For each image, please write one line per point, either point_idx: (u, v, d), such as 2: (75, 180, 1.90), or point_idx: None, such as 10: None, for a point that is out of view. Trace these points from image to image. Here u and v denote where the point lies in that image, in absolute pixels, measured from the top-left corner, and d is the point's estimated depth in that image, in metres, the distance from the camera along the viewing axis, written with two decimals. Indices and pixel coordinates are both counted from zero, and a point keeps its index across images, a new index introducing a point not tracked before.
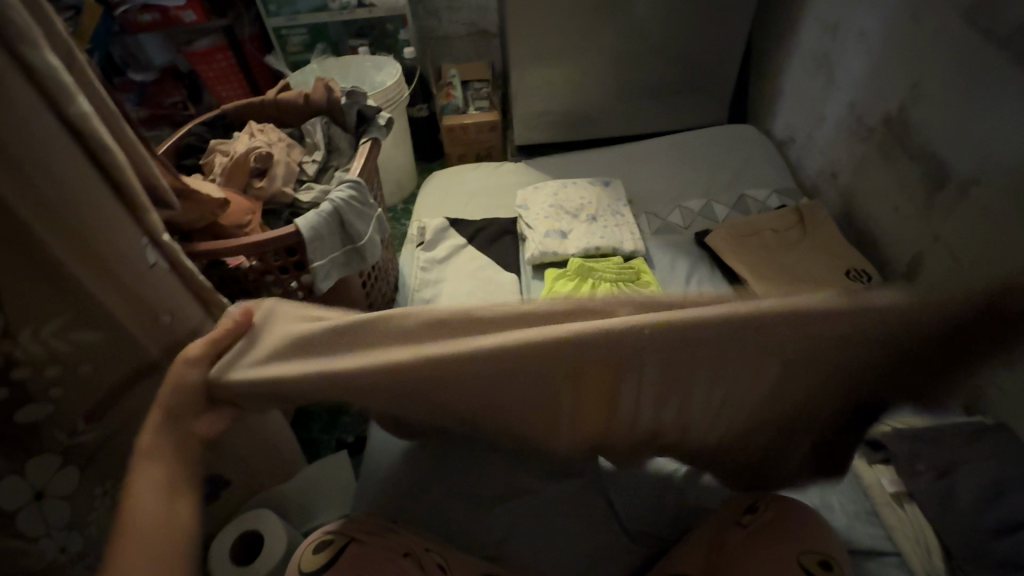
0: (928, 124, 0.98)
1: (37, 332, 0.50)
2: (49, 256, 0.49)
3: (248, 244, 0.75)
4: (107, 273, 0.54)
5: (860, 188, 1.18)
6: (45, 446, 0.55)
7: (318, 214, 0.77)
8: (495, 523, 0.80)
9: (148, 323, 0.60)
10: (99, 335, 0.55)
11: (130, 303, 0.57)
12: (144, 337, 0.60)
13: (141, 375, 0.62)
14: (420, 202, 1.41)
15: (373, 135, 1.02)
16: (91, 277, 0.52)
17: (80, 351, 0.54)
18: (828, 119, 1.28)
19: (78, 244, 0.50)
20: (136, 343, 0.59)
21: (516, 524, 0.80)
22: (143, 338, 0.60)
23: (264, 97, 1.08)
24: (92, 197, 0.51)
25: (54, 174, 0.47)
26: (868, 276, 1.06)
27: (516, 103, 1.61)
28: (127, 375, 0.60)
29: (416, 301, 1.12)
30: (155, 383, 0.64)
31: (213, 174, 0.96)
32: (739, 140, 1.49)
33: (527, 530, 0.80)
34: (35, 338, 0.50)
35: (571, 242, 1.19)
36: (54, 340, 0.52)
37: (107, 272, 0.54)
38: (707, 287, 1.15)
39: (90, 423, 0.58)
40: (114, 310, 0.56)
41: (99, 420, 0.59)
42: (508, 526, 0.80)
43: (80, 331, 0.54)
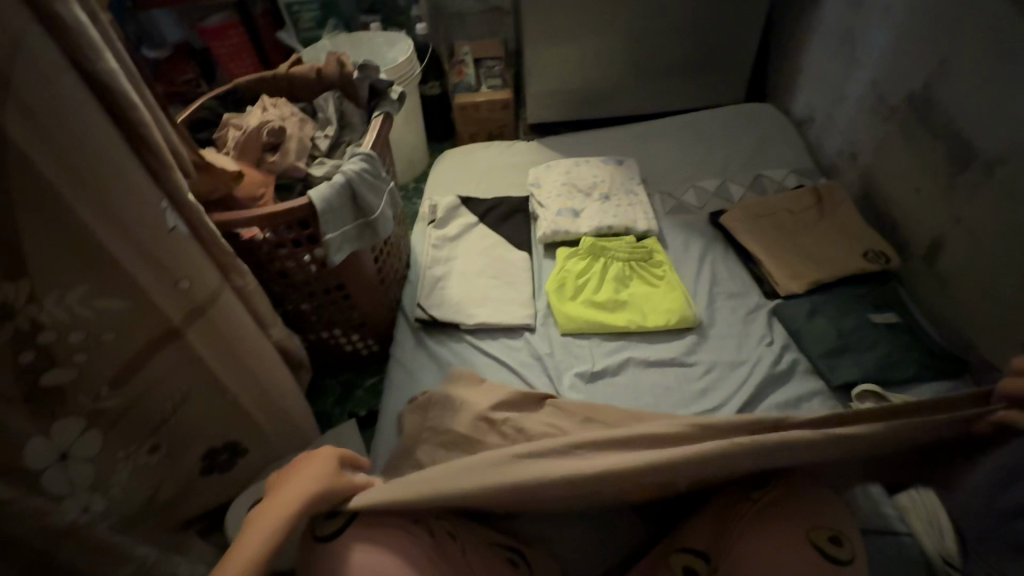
0: (954, 101, 0.95)
1: (62, 298, 0.50)
2: (73, 221, 0.49)
3: (263, 215, 0.76)
4: (127, 234, 0.54)
5: (880, 168, 1.15)
6: (69, 409, 0.55)
7: (330, 186, 0.77)
8: None
9: (167, 288, 0.60)
10: (124, 303, 0.56)
11: (154, 269, 0.57)
12: (168, 303, 0.60)
13: (166, 343, 0.62)
14: (431, 180, 1.41)
15: (385, 109, 1.01)
16: (114, 241, 0.53)
17: (104, 317, 0.55)
18: (849, 97, 1.24)
19: (100, 206, 0.51)
20: (157, 309, 0.59)
21: None
22: (168, 305, 0.60)
23: (276, 71, 1.08)
24: (118, 162, 0.52)
25: (76, 131, 0.47)
26: (886, 258, 1.04)
27: (529, 81, 1.59)
28: (150, 342, 0.60)
29: (427, 278, 1.12)
30: (177, 351, 0.64)
31: (227, 148, 0.96)
32: (756, 120, 1.45)
33: None
34: (60, 303, 0.50)
35: (583, 221, 1.18)
36: (78, 306, 0.52)
37: (135, 236, 0.54)
38: (721, 268, 1.14)
39: (114, 389, 0.59)
40: (138, 276, 0.56)
41: (123, 386, 0.60)
42: None
43: (103, 298, 0.54)
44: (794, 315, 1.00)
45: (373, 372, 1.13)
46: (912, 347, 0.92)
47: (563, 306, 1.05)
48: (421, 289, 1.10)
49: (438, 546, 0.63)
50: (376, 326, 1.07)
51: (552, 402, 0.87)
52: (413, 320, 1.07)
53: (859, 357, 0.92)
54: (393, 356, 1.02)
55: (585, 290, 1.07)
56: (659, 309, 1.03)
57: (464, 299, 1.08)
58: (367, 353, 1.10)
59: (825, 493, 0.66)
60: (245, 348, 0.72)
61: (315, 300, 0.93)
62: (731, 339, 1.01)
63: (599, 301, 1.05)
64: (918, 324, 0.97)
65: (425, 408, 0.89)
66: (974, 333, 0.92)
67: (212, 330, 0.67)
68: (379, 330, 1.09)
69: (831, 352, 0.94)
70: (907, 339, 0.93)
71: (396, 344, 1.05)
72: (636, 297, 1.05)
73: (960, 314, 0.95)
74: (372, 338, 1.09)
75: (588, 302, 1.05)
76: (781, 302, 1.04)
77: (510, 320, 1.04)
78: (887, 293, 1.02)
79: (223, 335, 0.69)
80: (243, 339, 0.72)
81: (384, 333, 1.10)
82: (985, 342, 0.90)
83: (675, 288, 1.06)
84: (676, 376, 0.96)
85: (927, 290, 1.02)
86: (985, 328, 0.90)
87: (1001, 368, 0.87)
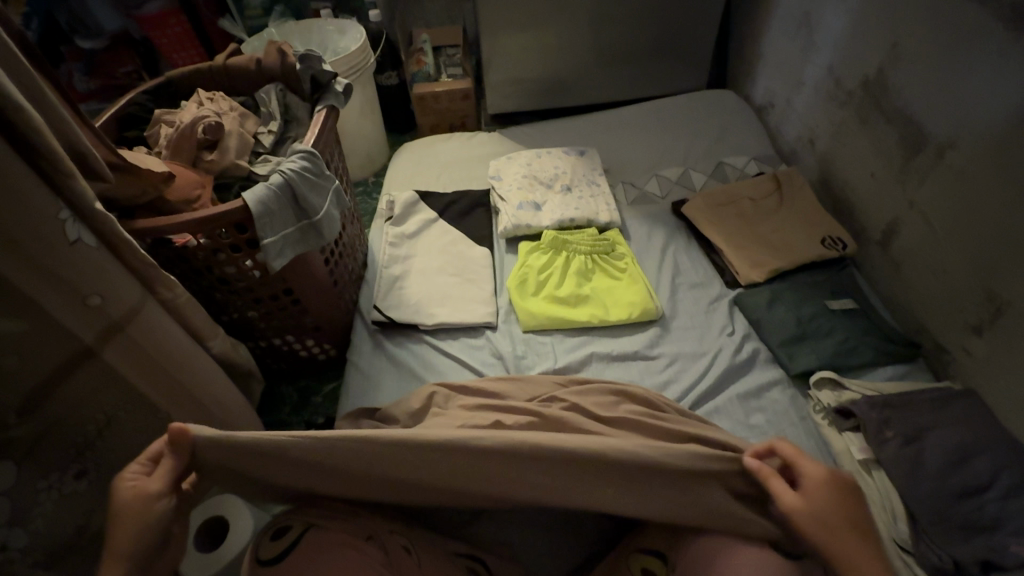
0: (906, 85, 0.95)
1: None
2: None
3: (192, 220, 0.71)
4: (15, 249, 0.49)
5: (837, 154, 1.15)
6: None
7: (266, 187, 0.73)
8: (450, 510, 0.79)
9: (75, 306, 0.55)
10: (18, 324, 0.52)
11: (54, 287, 0.53)
12: (75, 320, 0.55)
13: (76, 360, 0.58)
14: (390, 175, 1.36)
15: (330, 102, 0.96)
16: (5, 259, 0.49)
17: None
18: (808, 82, 1.24)
19: None
20: (65, 329, 0.55)
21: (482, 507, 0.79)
22: (74, 322, 0.56)
23: (213, 62, 1.01)
24: (2, 170, 0.46)
25: None
26: (843, 244, 1.05)
27: (488, 69, 1.54)
28: (60, 363, 0.57)
29: (384, 278, 1.08)
30: (96, 369, 0.60)
31: (159, 146, 0.90)
32: (718, 107, 1.44)
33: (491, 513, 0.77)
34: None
35: (545, 214, 1.16)
36: None
37: (18, 250, 0.49)
38: (684, 258, 1.13)
39: (22, 416, 0.56)
40: (36, 296, 0.52)
41: (33, 413, 0.57)
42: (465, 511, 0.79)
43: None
44: (756, 305, 1.00)
45: (331, 378, 1.09)
46: (868, 333, 0.93)
47: (524, 302, 1.03)
48: (378, 289, 1.05)
49: (391, 562, 0.60)
50: (332, 331, 1.03)
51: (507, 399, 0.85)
52: (370, 322, 1.03)
53: (817, 344, 0.93)
54: (349, 360, 0.99)
55: (547, 285, 1.05)
56: (622, 303, 1.01)
57: (423, 299, 1.04)
58: (324, 359, 1.06)
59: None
60: (179, 366, 0.67)
61: (262, 306, 0.89)
62: (693, 329, 1.00)
63: (561, 296, 1.03)
64: (875, 310, 0.98)
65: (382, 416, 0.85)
66: (930, 319, 0.93)
67: (137, 348, 0.62)
68: (335, 333, 1.04)
69: (789, 340, 0.94)
70: (864, 325, 0.94)
71: (353, 349, 1.01)
72: (599, 291, 1.04)
73: (915, 300, 0.96)
74: (328, 342, 1.04)
75: (550, 298, 1.03)
76: (743, 291, 1.04)
77: (471, 318, 1.01)
78: (845, 280, 1.02)
79: (150, 355, 0.63)
80: (177, 359, 0.66)
81: (341, 337, 1.06)
82: (938, 325, 0.92)
83: (637, 279, 1.05)
84: (639, 369, 0.95)
85: (883, 275, 1.03)
86: (938, 312, 0.91)
87: (953, 351, 0.89)
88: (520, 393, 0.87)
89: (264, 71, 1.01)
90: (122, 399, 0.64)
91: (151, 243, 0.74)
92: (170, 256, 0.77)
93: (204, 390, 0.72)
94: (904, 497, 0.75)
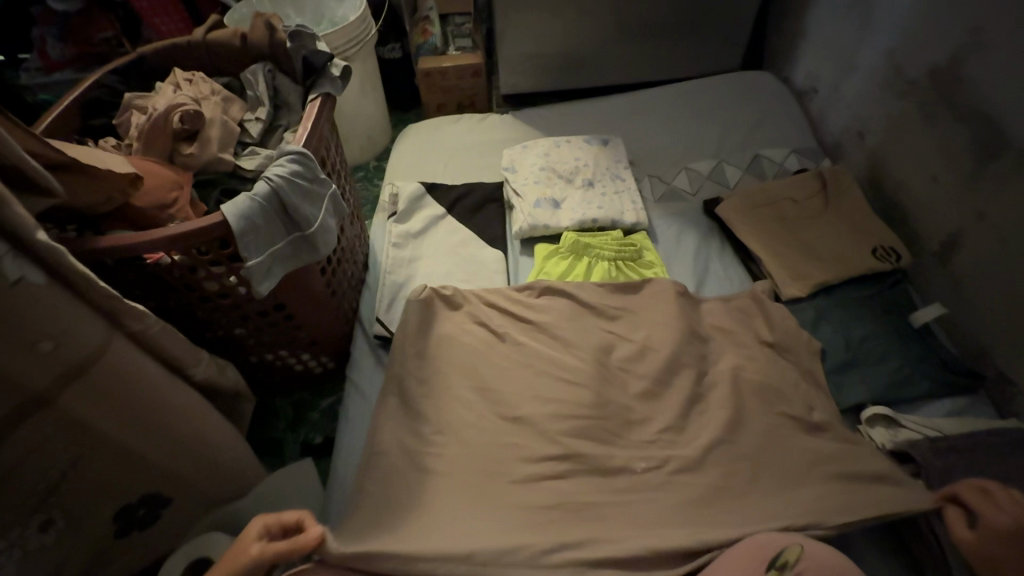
0: (986, 80, 0.86)
1: None
2: None
3: (166, 238, 0.61)
4: None
5: (890, 153, 1.06)
6: None
7: (249, 198, 0.61)
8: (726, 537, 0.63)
9: (25, 353, 0.47)
10: None
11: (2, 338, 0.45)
12: (32, 371, 0.49)
13: (39, 410, 0.52)
14: (394, 165, 1.28)
15: (325, 89, 0.81)
16: None
17: None
18: (859, 68, 1.14)
19: None
20: (20, 381, 0.49)
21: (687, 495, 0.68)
22: (32, 375, 0.49)
23: (192, 37, 0.88)
24: None
25: None
26: (897, 255, 0.98)
27: (503, 44, 1.38)
28: (10, 412, 0.50)
29: (387, 285, 1.00)
30: (58, 417, 0.53)
31: (129, 137, 0.79)
32: (753, 94, 1.34)
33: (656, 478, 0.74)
34: None
35: (564, 214, 1.08)
36: None
37: None
38: (716, 267, 1.05)
39: None
40: None
41: None
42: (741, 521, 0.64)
43: None
44: (802, 322, 0.93)
45: (331, 391, 1.01)
46: (924, 359, 0.87)
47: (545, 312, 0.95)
48: (381, 298, 0.98)
49: None
50: (330, 342, 0.95)
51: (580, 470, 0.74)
52: (372, 334, 0.96)
53: (868, 372, 0.86)
54: (349, 379, 0.92)
55: (565, 290, 0.97)
56: (649, 321, 0.93)
57: (435, 302, 0.95)
58: (322, 370, 0.99)
59: (837, 559, 0.60)
60: (159, 403, 0.60)
61: (251, 323, 0.80)
62: (729, 345, 0.91)
63: (585, 306, 0.95)
64: (931, 332, 0.92)
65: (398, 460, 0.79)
66: (1001, 349, 0.86)
67: (105, 387, 0.54)
68: (334, 344, 0.96)
69: (839, 366, 0.87)
70: (920, 351, 0.88)
71: (353, 363, 0.94)
72: (623, 304, 0.96)
73: (984, 326, 0.88)
74: (327, 354, 0.97)
75: (572, 309, 0.95)
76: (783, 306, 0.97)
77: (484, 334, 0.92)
78: (898, 297, 0.95)
79: (119, 396, 0.55)
80: (156, 391, 0.59)
81: (340, 349, 0.98)
82: (1003, 352, 0.85)
83: (664, 290, 0.96)
84: None
85: (940, 294, 0.96)
86: (1008, 340, 0.84)
87: (1019, 384, 0.83)
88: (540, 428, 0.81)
89: (250, 48, 0.88)
90: (100, 439, 0.58)
91: (117, 263, 0.64)
92: (141, 278, 0.68)
93: (199, 438, 0.67)
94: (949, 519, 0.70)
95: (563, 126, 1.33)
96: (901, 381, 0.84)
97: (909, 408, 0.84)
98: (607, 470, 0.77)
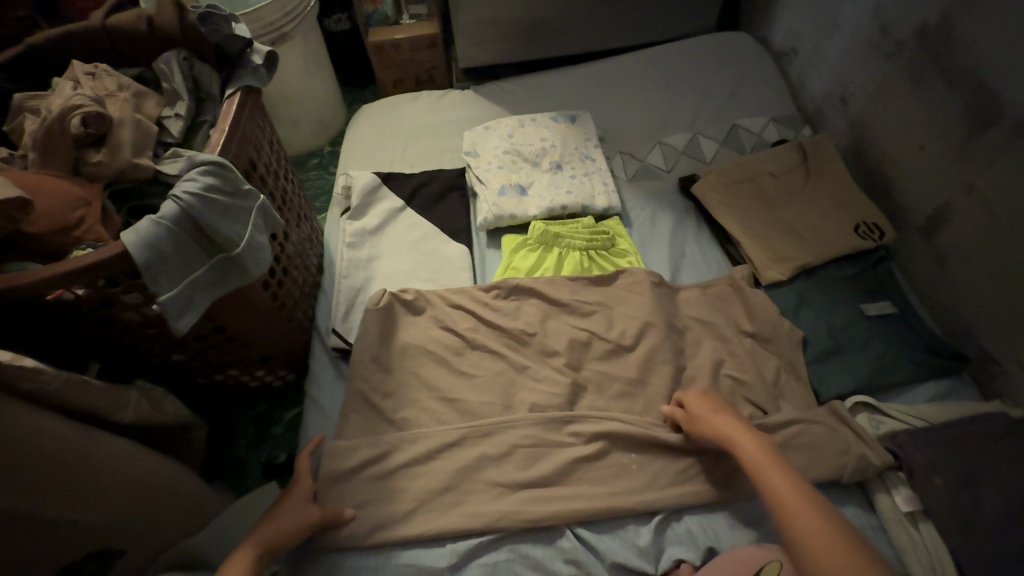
0: (980, 41, 0.80)
1: None
2: None
3: (61, 273, 0.52)
4: None
5: (874, 120, 1.00)
6: None
7: (153, 222, 0.52)
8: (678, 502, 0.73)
9: None
10: None
11: None
12: None
13: None
14: (346, 151, 1.18)
15: (247, 80, 0.71)
16: None
17: None
18: (842, 27, 1.06)
19: None
20: None
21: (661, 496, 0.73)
22: None
23: (89, 23, 0.76)
24: None
25: None
26: (880, 232, 0.93)
27: (460, 10, 1.26)
28: None
29: (344, 289, 0.93)
30: None
31: (24, 147, 0.69)
32: (730, 58, 1.25)
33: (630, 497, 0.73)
34: None
35: (531, 201, 1.00)
36: None
37: None
38: (692, 251, 1.00)
39: None
40: None
41: None
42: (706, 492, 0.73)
43: None
44: (783, 308, 0.89)
45: (293, 403, 0.95)
46: (908, 342, 0.83)
47: (514, 312, 0.89)
48: (337, 305, 0.91)
49: None
50: (286, 357, 0.88)
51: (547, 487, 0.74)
52: (330, 345, 0.89)
53: (852, 359, 0.83)
54: (308, 395, 0.86)
55: (535, 286, 0.91)
56: (624, 315, 0.88)
57: (395, 307, 0.88)
58: (281, 384, 0.93)
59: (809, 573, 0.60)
60: (76, 459, 0.54)
61: (188, 349, 0.73)
62: (708, 336, 0.87)
63: (556, 302, 0.90)
64: (915, 311, 0.88)
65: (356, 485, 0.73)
66: (986, 329, 0.83)
67: (0, 458, 0.47)
68: (290, 356, 0.89)
69: (822, 354, 0.84)
70: (905, 333, 0.84)
71: (311, 377, 0.87)
72: (595, 298, 0.90)
73: (969, 305, 0.85)
74: (284, 368, 0.90)
75: (542, 306, 0.90)
76: (764, 290, 0.92)
77: (450, 338, 0.86)
78: (882, 276, 0.91)
79: (21, 465, 0.49)
80: (78, 447, 0.54)
81: (297, 360, 0.92)
82: (988, 332, 0.83)
83: (639, 281, 0.91)
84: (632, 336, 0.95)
85: (924, 270, 0.92)
86: (993, 321, 0.81)
87: (1003, 363, 0.81)
88: (512, 439, 0.77)
89: (158, 33, 0.77)
90: (25, 522, 0.51)
91: (14, 303, 0.56)
92: (46, 314, 0.59)
93: (134, 478, 0.62)
94: (943, 521, 0.66)
95: (528, 101, 1.24)
96: (886, 367, 0.81)
97: (892, 394, 0.82)
98: (586, 480, 0.75)
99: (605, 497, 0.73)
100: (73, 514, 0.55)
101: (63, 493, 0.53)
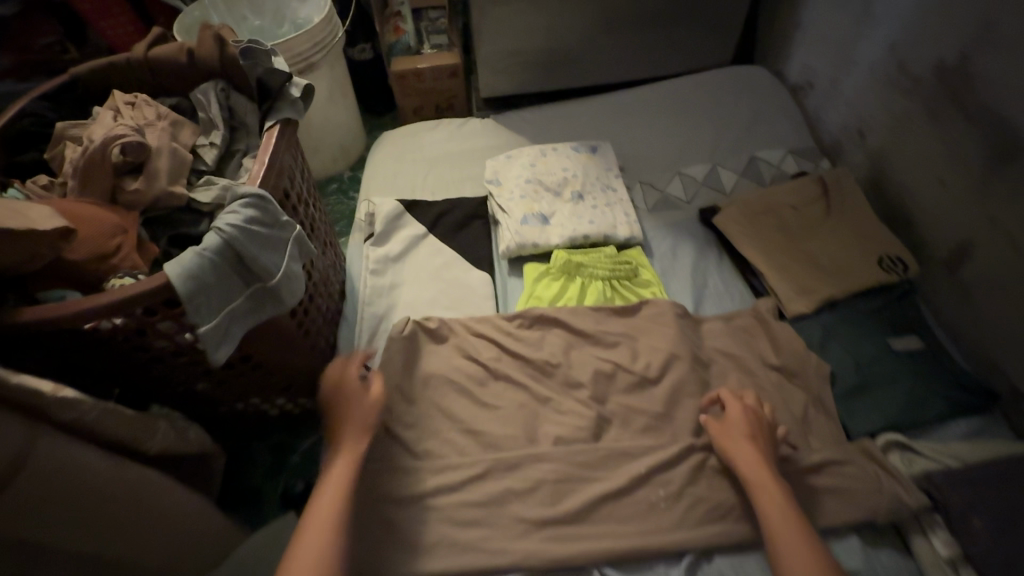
0: (999, 79, 0.80)
1: None
2: None
3: (100, 305, 0.52)
4: None
5: (892, 154, 1.01)
6: None
7: (196, 254, 0.52)
8: (710, 543, 0.71)
9: None
10: None
11: None
12: None
13: None
14: (369, 178, 1.19)
15: (283, 113, 0.72)
16: None
17: None
18: (858, 63, 1.08)
19: None
20: None
21: (693, 535, 0.72)
22: None
23: (131, 55, 0.78)
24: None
25: None
26: (904, 266, 0.93)
27: (481, 41, 1.29)
28: None
29: (367, 316, 0.93)
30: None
31: (64, 174, 0.70)
32: (747, 91, 1.27)
33: (662, 540, 0.71)
34: None
35: (553, 230, 1.01)
36: None
37: None
38: (714, 282, 1.00)
39: None
40: None
41: None
42: (736, 532, 0.72)
43: None
44: (808, 341, 0.88)
45: (312, 431, 0.94)
46: (936, 379, 0.83)
47: (538, 342, 0.89)
48: (361, 332, 0.91)
49: None
50: (308, 384, 0.88)
51: (574, 527, 0.72)
52: None
53: (880, 395, 0.82)
54: None
55: (557, 316, 0.91)
56: (648, 347, 0.88)
57: (418, 336, 0.88)
58: (302, 411, 0.92)
59: None
60: (110, 493, 0.53)
61: (214, 377, 0.73)
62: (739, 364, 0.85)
63: (578, 332, 0.89)
64: (943, 347, 0.87)
65: (377, 519, 0.72)
66: (1016, 367, 0.82)
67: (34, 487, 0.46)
68: (311, 383, 0.89)
69: (849, 390, 0.82)
70: (932, 369, 0.83)
71: None
72: (617, 329, 0.90)
73: (997, 341, 0.84)
74: (305, 396, 0.89)
75: (565, 336, 0.89)
76: (788, 323, 0.92)
77: (473, 367, 0.86)
78: (907, 311, 0.91)
79: (55, 500, 0.48)
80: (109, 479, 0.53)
81: (318, 388, 0.91)
82: (1018, 370, 0.81)
83: (663, 313, 0.91)
84: None
85: (950, 304, 0.92)
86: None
87: None
88: (538, 474, 0.76)
89: (197, 65, 0.79)
90: (54, 550, 0.51)
91: (51, 332, 0.56)
92: (78, 342, 0.60)
93: (162, 516, 0.60)
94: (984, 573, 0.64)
95: (548, 130, 1.25)
96: (916, 404, 0.80)
97: (923, 432, 0.80)
98: (611, 520, 0.73)
99: (632, 536, 0.72)
100: (93, 549, 0.54)
101: (90, 526, 0.52)
